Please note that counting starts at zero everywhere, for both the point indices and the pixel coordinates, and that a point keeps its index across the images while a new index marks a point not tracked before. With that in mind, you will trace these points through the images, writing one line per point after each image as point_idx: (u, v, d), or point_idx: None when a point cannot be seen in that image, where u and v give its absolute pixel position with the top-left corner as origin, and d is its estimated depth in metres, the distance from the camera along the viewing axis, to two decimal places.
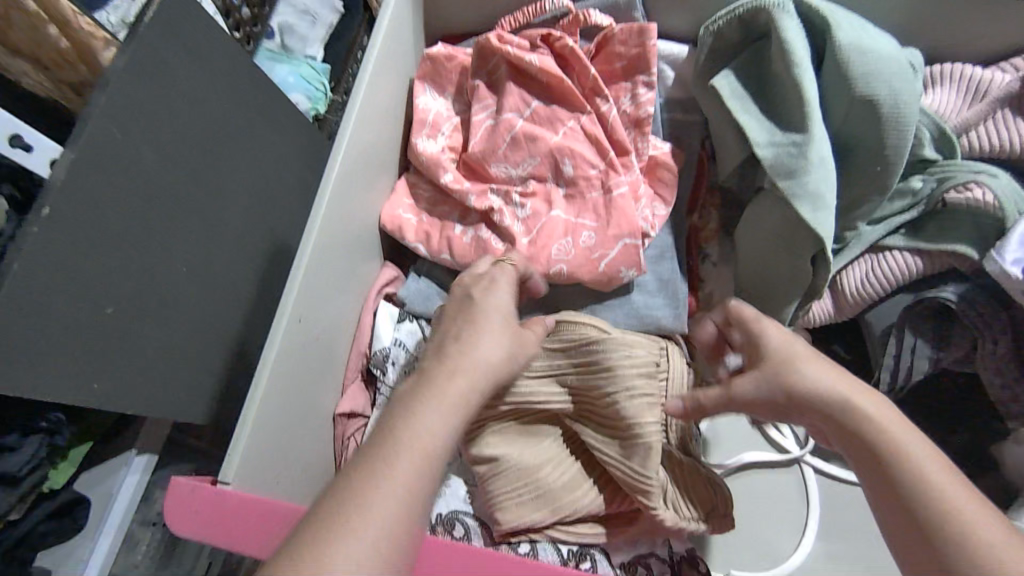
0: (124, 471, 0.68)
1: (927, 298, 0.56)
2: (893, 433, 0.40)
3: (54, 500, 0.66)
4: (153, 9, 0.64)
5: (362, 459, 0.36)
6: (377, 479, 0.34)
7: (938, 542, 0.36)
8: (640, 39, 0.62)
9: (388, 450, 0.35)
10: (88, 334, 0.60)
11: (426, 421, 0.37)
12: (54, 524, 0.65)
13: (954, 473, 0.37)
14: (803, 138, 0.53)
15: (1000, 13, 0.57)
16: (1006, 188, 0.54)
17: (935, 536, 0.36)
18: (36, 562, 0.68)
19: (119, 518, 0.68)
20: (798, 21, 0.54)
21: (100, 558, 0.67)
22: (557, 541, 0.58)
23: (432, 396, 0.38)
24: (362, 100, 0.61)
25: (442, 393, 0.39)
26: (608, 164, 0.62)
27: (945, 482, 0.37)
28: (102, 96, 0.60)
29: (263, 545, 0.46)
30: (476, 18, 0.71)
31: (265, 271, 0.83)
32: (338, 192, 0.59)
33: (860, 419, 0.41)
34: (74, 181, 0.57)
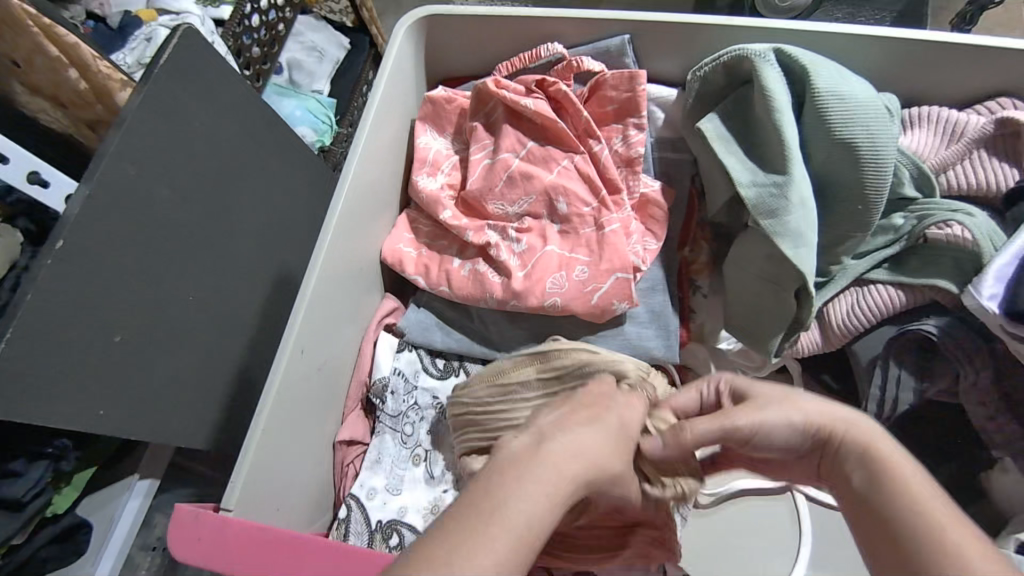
0: (126, 496, 0.71)
1: (910, 331, 0.58)
2: (882, 449, 0.38)
3: (55, 524, 0.67)
4: (168, 54, 0.67)
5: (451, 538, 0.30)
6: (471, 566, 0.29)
7: (903, 543, 0.34)
8: (631, 84, 0.65)
9: (482, 535, 0.30)
10: (96, 362, 0.62)
11: (526, 505, 0.32)
12: (55, 549, 0.67)
13: (946, 505, 0.35)
14: (784, 179, 0.56)
15: (973, 59, 0.60)
16: (983, 226, 0.56)
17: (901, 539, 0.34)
18: None
19: (119, 540, 0.71)
20: (779, 69, 0.58)
21: None
22: (552, 568, 0.59)
23: (533, 482, 0.33)
24: (366, 141, 0.64)
25: (543, 475, 0.33)
26: (600, 201, 0.65)
27: (922, 493, 0.35)
28: (117, 134, 0.63)
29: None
30: (475, 61, 0.74)
31: (269, 300, 0.85)
32: (342, 228, 0.62)
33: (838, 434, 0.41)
34: (88, 215, 0.59)
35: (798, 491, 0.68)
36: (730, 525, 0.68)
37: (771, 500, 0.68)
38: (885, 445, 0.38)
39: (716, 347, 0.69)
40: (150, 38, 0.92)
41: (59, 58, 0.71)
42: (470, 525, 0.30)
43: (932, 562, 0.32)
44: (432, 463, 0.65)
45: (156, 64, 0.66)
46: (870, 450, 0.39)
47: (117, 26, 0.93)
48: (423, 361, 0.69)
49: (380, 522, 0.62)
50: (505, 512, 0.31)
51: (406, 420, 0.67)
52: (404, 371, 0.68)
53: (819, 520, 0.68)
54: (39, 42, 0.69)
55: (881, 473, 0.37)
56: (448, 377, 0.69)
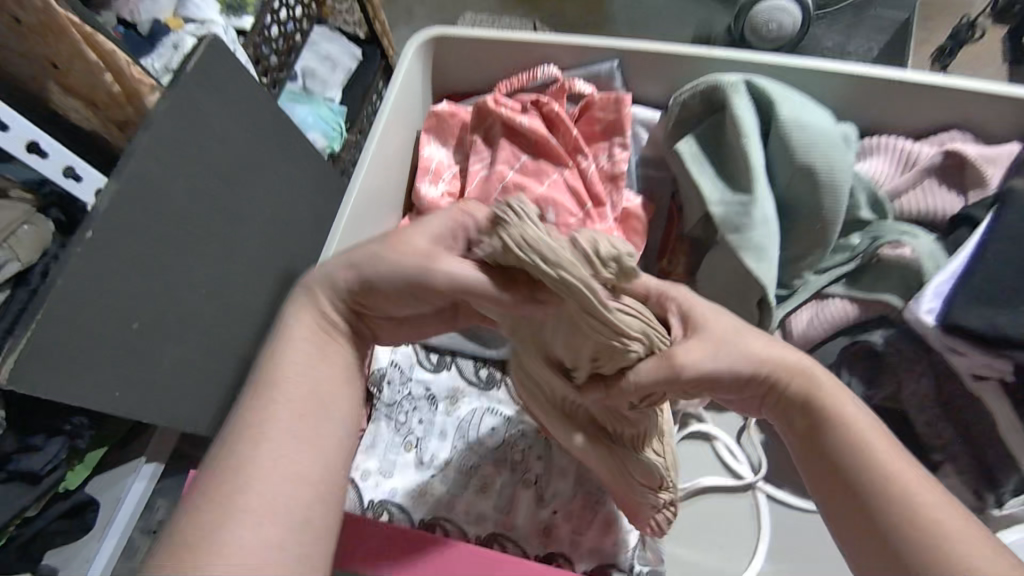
0: (132, 479, 0.77)
1: (860, 341, 0.65)
2: (830, 399, 0.45)
3: (66, 500, 0.72)
4: (194, 62, 0.74)
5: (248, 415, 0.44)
6: (261, 430, 0.42)
7: (863, 494, 0.41)
8: (616, 106, 0.72)
9: (264, 403, 0.44)
10: (114, 345, 0.68)
11: (291, 371, 0.45)
12: (64, 524, 0.72)
13: (896, 449, 0.42)
14: (748, 199, 0.62)
15: (927, 96, 0.66)
16: (926, 246, 0.63)
17: (862, 491, 0.41)
18: (41, 561, 0.73)
19: (123, 522, 0.76)
20: (749, 99, 0.64)
21: (103, 558, 0.75)
22: (525, 542, 0.66)
23: (301, 351, 0.46)
24: (374, 149, 0.71)
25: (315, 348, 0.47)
26: (586, 213, 0.71)
27: (871, 438, 0.43)
28: (144, 137, 0.69)
29: None
30: (478, 79, 0.80)
31: (277, 295, 0.91)
32: (351, 229, 0.68)
33: (791, 387, 0.46)
34: (114, 210, 0.66)
35: (759, 488, 0.73)
36: (696, 518, 0.73)
37: (735, 496, 0.74)
38: (828, 394, 0.45)
39: None
40: (176, 45, 0.99)
41: (96, 63, 0.78)
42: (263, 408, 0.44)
43: (887, 503, 0.40)
44: (422, 450, 0.71)
45: (182, 71, 0.73)
46: (820, 400, 0.45)
47: (148, 33, 1.00)
48: (418, 354, 0.75)
49: (372, 502, 0.68)
50: (278, 393, 0.44)
51: (400, 409, 0.73)
52: (400, 363, 0.74)
53: (778, 517, 0.73)
54: (79, 49, 0.76)
55: (828, 422, 0.44)
56: (442, 370, 0.75)
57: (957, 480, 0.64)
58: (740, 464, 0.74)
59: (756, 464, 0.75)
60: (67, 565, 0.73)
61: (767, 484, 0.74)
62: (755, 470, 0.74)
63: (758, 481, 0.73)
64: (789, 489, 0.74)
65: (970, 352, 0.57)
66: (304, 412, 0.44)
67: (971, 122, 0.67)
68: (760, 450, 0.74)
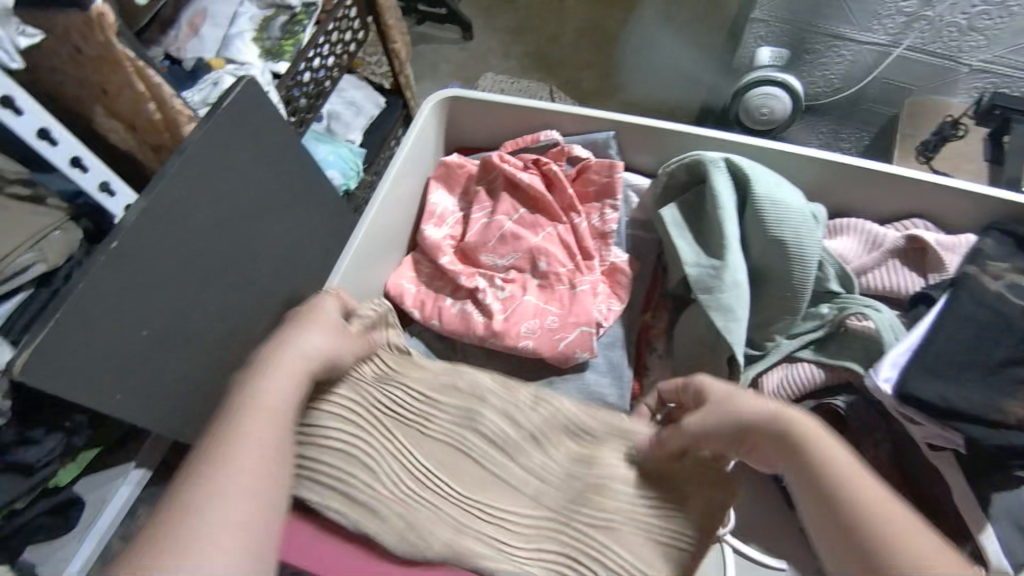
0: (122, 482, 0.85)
1: (824, 404, 0.69)
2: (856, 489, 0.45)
3: (52, 498, 0.79)
4: (229, 99, 0.84)
5: (206, 458, 0.44)
6: (217, 488, 0.42)
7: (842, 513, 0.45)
8: (609, 172, 0.77)
9: (217, 466, 0.43)
10: (124, 349, 0.76)
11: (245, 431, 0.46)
12: (46, 521, 0.79)
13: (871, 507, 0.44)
14: (719, 264, 0.68)
15: (895, 187, 0.73)
16: (886, 320, 0.67)
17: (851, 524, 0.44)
18: (20, 558, 0.80)
19: (106, 522, 0.83)
20: (727, 174, 0.70)
21: (82, 557, 0.81)
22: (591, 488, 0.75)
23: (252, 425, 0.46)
24: (336, 287, 0.72)
25: (262, 413, 0.47)
26: (576, 265, 0.76)
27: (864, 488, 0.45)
28: (179, 160, 0.78)
29: None
30: (487, 138, 0.88)
31: (278, 318, 0.99)
32: (346, 280, 0.74)
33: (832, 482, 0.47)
34: (142, 222, 0.75)
35: (727, 542, 0.75)
36: None
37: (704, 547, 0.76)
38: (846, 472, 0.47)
39: None
40: (216, 82, 1.06)
41: (143, 93, 0.84)
42: (210, 481, 0.42)
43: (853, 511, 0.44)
44: None
45: (220, 105, 0.83)
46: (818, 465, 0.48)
47: (191, 70, 1.08)
48: None
49: None
50: (230, 463, 0.43)
51: None
52: None
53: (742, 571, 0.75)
54: (131, 79, 0.82)
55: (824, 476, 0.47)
56: None
57: None
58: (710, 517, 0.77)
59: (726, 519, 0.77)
60: (48, 560, 0.80)
61: (734, 538, 0.76)
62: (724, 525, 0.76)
63: (727, 534, 0.75)
64: (754, 545, 0.76)
65: (924, 422, 0.61)
66: (224, 472, 0.43)
67: (931, 213, 0.74)
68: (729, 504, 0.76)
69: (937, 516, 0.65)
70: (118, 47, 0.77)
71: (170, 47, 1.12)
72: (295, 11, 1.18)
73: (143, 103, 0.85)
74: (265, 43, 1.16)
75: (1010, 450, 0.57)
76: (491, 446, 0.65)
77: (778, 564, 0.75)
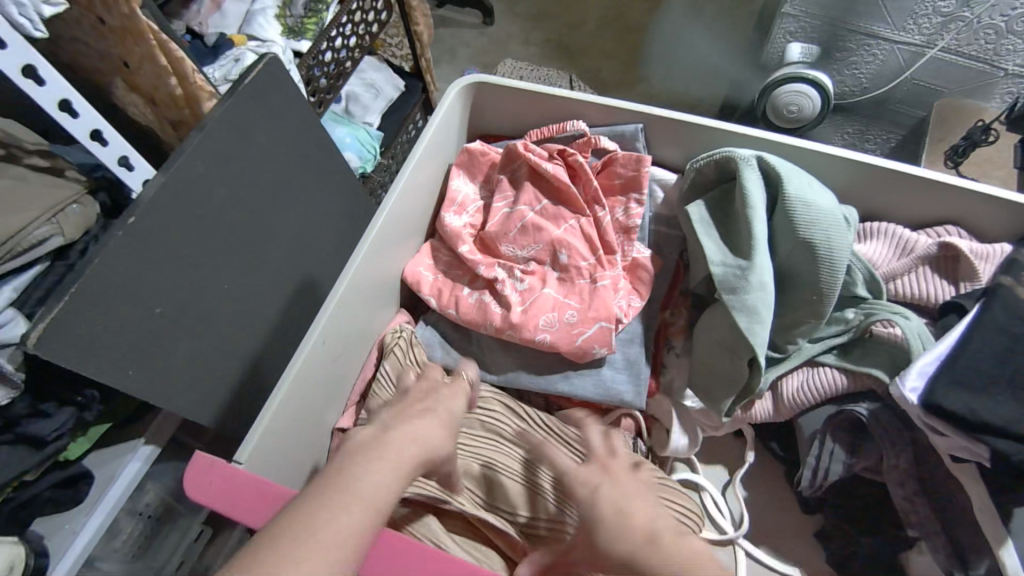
0: (129, 458, 0.84)
1: (846, 411, 0.67)
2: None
3: (63, 471, 0.80)
4: (252, 77, 0.83)
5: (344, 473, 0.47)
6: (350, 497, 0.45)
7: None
8: (636, 165, 0.76)
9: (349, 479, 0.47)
10: (138, 326, 0.75)
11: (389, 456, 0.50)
12: (57, 493, 0.80)
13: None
14: (746, 265, 0.67)
15: (929, 192, 0.71)
16: (914, 328, 0.66)
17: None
18: (30, 527, 0.81)
19: (113, 498, 0.83)
20: (758, 173, 0.69)
21: (88, 532, 0.81)
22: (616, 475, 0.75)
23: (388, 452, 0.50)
24: (354, 271, 0.72)
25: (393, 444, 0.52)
26: (597, 259, 0.75)
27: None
28: (198, 136, 0.77)
29: (258, 516, 0.55)
30: (511, 126, 0.86)
31: (291, 299, 0.99)
32: (365, 265, 0.73)
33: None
34: (159, 198, 0.74)
35: (741, 545, 0.74)
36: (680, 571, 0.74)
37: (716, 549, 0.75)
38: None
39: (681, 403, 0.75)
40: (238, 59, 1.05)
41: (165, 67, 0.83)
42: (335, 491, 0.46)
43: None
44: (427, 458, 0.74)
45: (241, 83, 0.82)
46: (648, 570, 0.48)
47: (212, 44, 1.06)
48: None
49: None
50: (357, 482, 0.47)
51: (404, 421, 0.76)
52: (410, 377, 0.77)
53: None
54: (153, 53, 0.81)
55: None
56: None
57: (930, 560, 0.66)
58: (723, 519, 0.76)
59: (738, 522, 0.76)
60: (55, 532, 0.81)
61: (747, 542, 0.75)
62: (737, 527, 0.75)
63: (740, 537, 0.74)
64: (767, 549, 0.75)
65: (951, 433, 0.59)
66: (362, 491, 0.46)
67: (965, 219, 0.72)
68: (742, 505, 0.76)
69: (956, 526, 0.64)
70: (141, 19, 0.76)
71: (192, 21, 1.11)
72: None
73: (165, 77, 0.84)
74: (288, 20, 1.14)
75: None
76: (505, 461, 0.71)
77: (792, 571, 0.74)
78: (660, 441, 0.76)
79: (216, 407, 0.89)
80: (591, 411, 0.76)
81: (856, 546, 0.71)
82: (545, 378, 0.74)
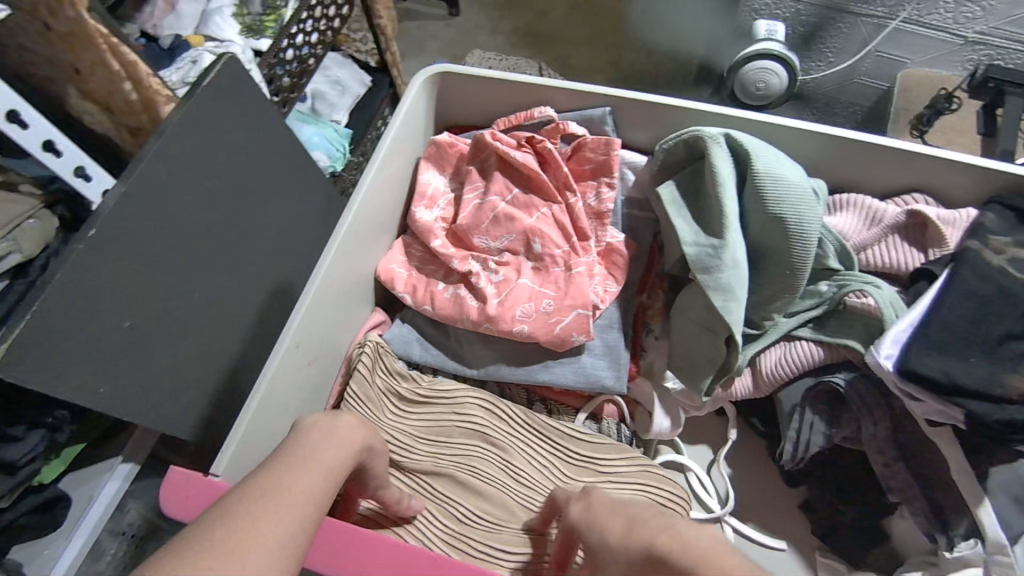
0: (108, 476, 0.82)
1: (823, 382, 0.68)
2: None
3: (41, 493, 0.78)
4: (210, 78, 0.81)
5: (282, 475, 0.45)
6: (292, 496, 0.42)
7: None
8: (606, 149, 0.75)
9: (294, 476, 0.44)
10: (107, 340, 0.73)
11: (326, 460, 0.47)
12: (34, 518, 0.77)
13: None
14: (718, 244, 0.67)
15: (895, 162, 0.72)
16: (887, 297, 0.66)
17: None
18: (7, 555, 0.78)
19: (93, 519, 0.81)
20: (726, 150, 0.68)
21: (70, 554, 0.80)
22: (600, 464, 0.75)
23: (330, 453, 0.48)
24: (326, 271, 0.71)
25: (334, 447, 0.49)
26: (572, 246, 0.75)
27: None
28: (157, 142, 0.75)
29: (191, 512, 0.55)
30: (479, 116, 0.85)
31: (266, 304, 0.97)
32: (336, 265, 0.72)
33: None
34: (120, 208, 0.72)
35: (727, 522, 0.75)
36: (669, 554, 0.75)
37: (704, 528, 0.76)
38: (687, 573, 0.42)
39: (663, 385, 0.75)
40: (195, 60, 1.02)
41: (117, 72, 0.80)
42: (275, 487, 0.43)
43: None
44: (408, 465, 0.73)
45: (199, 84, 0.79)
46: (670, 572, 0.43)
47: (168, 47, 1.04)
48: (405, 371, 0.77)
49: None
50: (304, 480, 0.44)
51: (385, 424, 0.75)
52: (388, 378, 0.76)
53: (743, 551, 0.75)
54: (104, 57, 0.78)
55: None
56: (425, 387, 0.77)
57: (912, 524, 0.67)
58: (710, 497, 0.77)
59: (725, 499, 0.77)
60: (35, 559, 0.78)
61: (733, 519, 0.76)
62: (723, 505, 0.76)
63: (727, 515, 0.75)
64: (753, 524, 0.77)
65: (925, 398, 0.60)
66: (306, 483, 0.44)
67: (931, 187, 0.73)
68: (728, 483, 0.76)
69: (935, 488, 0.65)
70: (89, 23, 0.74)
71: (146, 24, 1.07)
72: None
73: (118, 82, 0.82)
74: (246, 18, 1.12)
75: (1010, 425, 0.56)
76: (492, 466, 0.71)
77: (778, 544, 0.75)
78: (644, 424, 0.76)
79: (194, 418, 0.87)
80: (574, 398, 0.76)
81: (839, 514, 0.72)
82: (525, 368, 0.74)
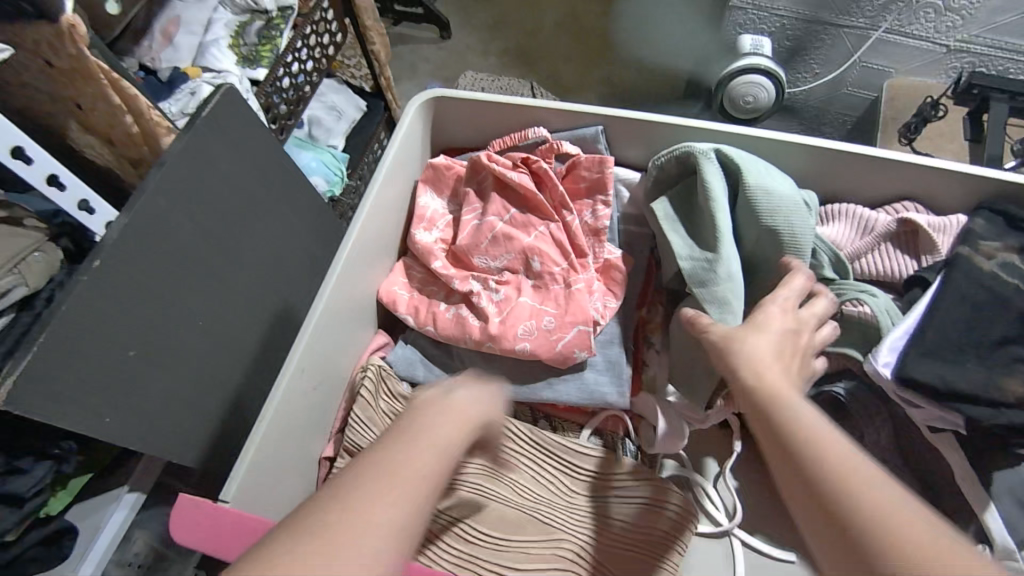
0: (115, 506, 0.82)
1: (824, 392, 0.69)
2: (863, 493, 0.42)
3: (47, 526, 0.78)
4: (209, 109, 0.83)
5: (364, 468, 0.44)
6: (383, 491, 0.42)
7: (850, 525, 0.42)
8: (600, 167, 0.77)
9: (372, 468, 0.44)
10: (113, 369, 0.74)
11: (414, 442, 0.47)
12: (42, 550, 0.77)
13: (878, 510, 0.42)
14: (713, 257, 0.68)
15: (883, 171, 0.74)
16: (882, 305, 0.66)
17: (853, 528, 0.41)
18: None
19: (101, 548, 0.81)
20: (717, 165, 0.70)
21: None
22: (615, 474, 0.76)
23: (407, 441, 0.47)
24: (328, 295, 0.71)
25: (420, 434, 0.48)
26: (570, 263, 0.76)
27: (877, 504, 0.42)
28: (159, 172, 0.76)
29: (230, 550, 0.55)
30: (474, 138, 0.87)
31: (268, 330, 0.98)
32: (338, 289, 0.73)
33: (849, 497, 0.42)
34: (124, 238, 0.73)
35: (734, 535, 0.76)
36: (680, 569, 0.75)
37: (711, 541, 0.76)
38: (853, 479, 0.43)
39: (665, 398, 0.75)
40: (193, 91, 1.04)
41: (118, 105, 0.82)
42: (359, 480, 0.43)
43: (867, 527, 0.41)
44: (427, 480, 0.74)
45: (200, 115, 0.81)
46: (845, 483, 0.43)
47: (166, 79, 1.05)
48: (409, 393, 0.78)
49: None
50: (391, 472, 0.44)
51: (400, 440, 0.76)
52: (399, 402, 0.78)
53: (752, 563, 0.76)
54: (105, 91, 0.79)
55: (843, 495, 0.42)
56: None
57: None
58: (717, 510, 0.77)
59: (731, 511, 0.77)
60: None
61: (741, 531, 0.76)
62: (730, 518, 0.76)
63: (734, 527, 0.76)
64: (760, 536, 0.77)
65: (924, 404, 0.61)
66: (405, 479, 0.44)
67: (920, 194, 0.75)
68: (734, 495, 0.76)
69: (940, 494, 0.65)
70: (90, 59, 0.75)
71: (143, 57, 1.07)
72: (271, 16, 1.15)
73: (119, 116, 0.83)
74: (242, 48, 1.13)
75: (1009, 429, 0.58)
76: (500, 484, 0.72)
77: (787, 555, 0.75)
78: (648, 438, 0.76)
79: (199, 445, 0.87)
80: (578, 414, 0.77)
81: None
82: (528, 387, 0.75)
